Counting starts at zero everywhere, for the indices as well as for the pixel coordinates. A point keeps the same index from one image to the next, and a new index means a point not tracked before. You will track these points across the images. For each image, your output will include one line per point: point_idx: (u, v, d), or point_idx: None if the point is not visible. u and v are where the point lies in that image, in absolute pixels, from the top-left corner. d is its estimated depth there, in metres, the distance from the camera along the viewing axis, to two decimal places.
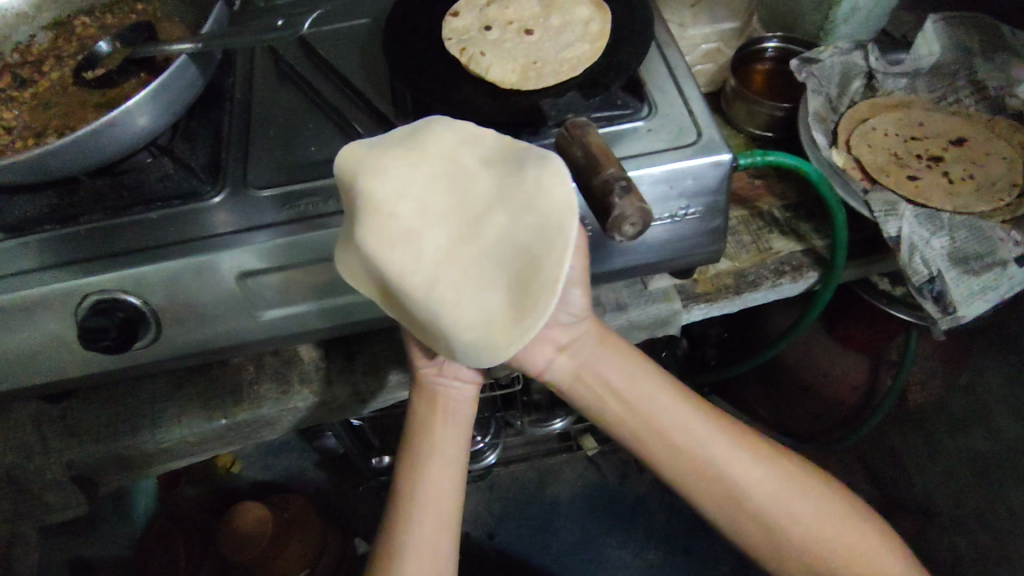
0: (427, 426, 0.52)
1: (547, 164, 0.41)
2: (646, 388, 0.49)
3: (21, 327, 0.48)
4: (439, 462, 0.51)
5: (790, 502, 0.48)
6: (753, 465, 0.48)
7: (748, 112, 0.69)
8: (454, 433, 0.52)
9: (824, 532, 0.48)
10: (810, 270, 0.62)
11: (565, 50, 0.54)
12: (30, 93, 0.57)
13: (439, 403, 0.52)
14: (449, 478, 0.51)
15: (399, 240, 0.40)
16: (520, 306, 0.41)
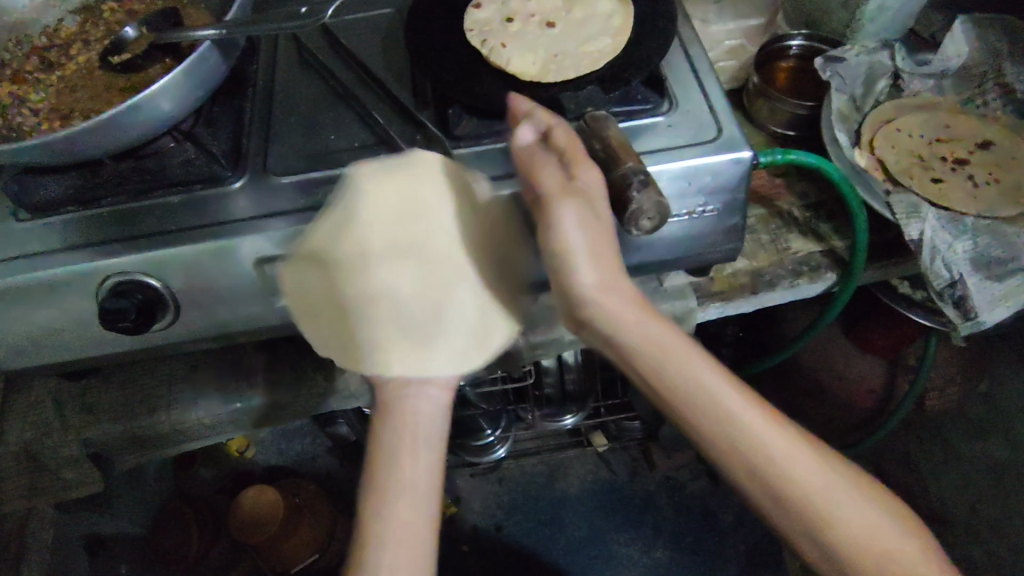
0: (394, 453, 0.46)
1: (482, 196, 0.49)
2: (665, 361, 0.43)
3: (46, 306, 0.49)
4: (408, 496, 0.45)
5: (819, 488, 0.41)
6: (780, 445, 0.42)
7: (770, 110, 0.68)
8: (425, 459, 0.46)
9: (881, 540, 0.40)
10: (828, 271, 0.61)
11: (586, 44, 0.54)
12: (57, 76, 0.58)
13: (406, 430, 0.47)
14: (420, 509, 0.45)
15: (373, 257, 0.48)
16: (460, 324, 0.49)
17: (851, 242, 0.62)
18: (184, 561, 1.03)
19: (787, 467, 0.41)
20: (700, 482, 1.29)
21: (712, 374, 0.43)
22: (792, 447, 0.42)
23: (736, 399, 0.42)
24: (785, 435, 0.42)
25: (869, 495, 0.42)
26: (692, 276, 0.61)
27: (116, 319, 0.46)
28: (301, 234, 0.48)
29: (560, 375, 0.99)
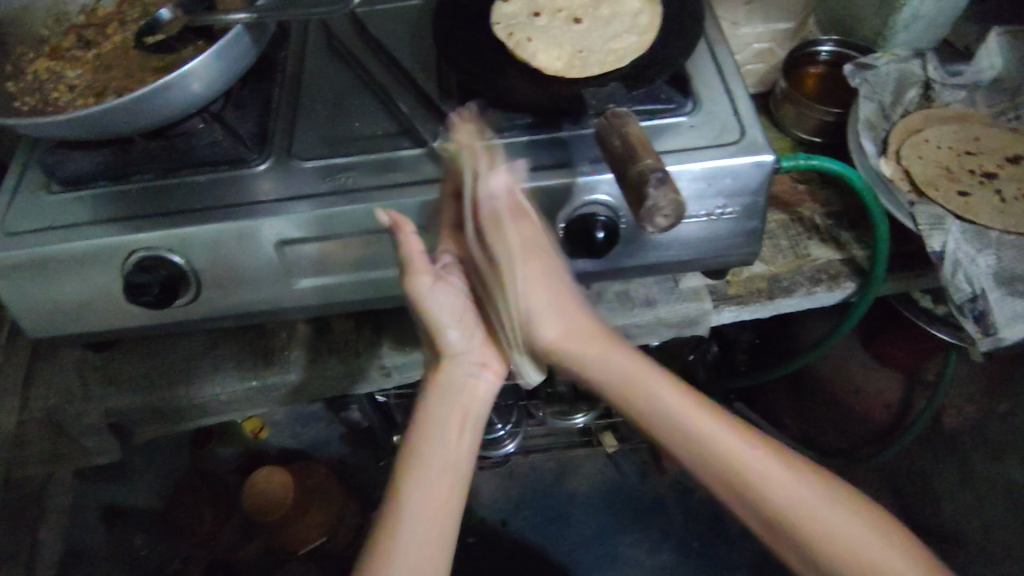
0: (441, 426, 0.48)
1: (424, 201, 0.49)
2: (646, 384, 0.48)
3: (74, 276, 0.51)
4: (446, 473, 0.46)
5: (815, 506, 0.43)
6: (770, 466, 0.45)
7: (796, 115, 0.68)
8: (469, 442, 0.48)
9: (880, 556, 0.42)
10: (848, 280, 0.60)
11: (613, 41, 0.53)
12: (94, 54, 0.59)
13: (460, 410, 0.49)
14: (452, 486, 0.46)
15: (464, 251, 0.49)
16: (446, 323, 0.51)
17: (872, 251, 0.62)
18: (195, 536, 1.06)
19: (783, 489, 0.44)
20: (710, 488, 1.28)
21: (682, 399, 0.47)
22: (784, 471, 0.44)
23: (713, 424, 0.46)
24: (778, 466, 0.44)
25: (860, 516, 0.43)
26: (708, 279, 0.60)
27: (138, 294, 0.48)
28: (319, 218, 0.49)
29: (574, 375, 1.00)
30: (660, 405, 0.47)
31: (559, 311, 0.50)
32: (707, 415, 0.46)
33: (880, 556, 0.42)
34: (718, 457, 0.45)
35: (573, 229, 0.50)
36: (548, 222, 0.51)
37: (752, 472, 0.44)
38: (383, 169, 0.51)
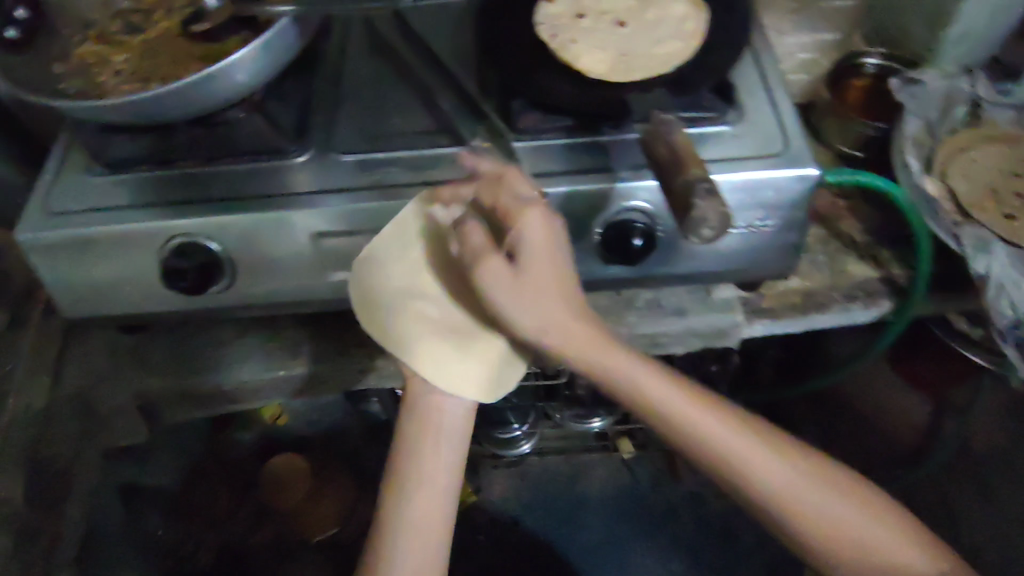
0: (415, 447, 0.49)
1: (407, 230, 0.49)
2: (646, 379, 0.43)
3: (113, 258, 0.52)
4: (424, 489, 0.48)
5: (814, 498, 0.42)
6: (770, 459, 0.42)
7: (839, 128, 0.67)
8: (445, 457, 0.49)
9: (877, 541, 0.42)
10: (883, 299, 0.59)
11: (658, 45, 0.53)
12: (141, 40, 0.60)
13: (429, 431, 0.49)
14: (434, 502, 0.48)
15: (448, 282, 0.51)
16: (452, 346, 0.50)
17: (911, 271, 0.60)
18: (213, 515, 1.10)
19: (784, 483, 0.42)
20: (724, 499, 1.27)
21: (681, 393, 0.43)
22: (784, 463, 0.42)
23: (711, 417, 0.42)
24: (778, 457, 0.42)
25: (856, 501, 0.43)
26: (741, 290, 0.60)
27: (175, 279, 0.50)
28: (357, 213, 0.50)
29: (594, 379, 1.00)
30: (651, 401, 0.42)
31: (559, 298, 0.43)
32: (699, 407, 0.43)
33: (876, 542, 0.42)
34: (720, 451, 0.42)
35: (611, 234, 0.49)
36: (585, 226, 0.50)
37: (752, 467, 0.42)
38: (422, 166, 0.52)
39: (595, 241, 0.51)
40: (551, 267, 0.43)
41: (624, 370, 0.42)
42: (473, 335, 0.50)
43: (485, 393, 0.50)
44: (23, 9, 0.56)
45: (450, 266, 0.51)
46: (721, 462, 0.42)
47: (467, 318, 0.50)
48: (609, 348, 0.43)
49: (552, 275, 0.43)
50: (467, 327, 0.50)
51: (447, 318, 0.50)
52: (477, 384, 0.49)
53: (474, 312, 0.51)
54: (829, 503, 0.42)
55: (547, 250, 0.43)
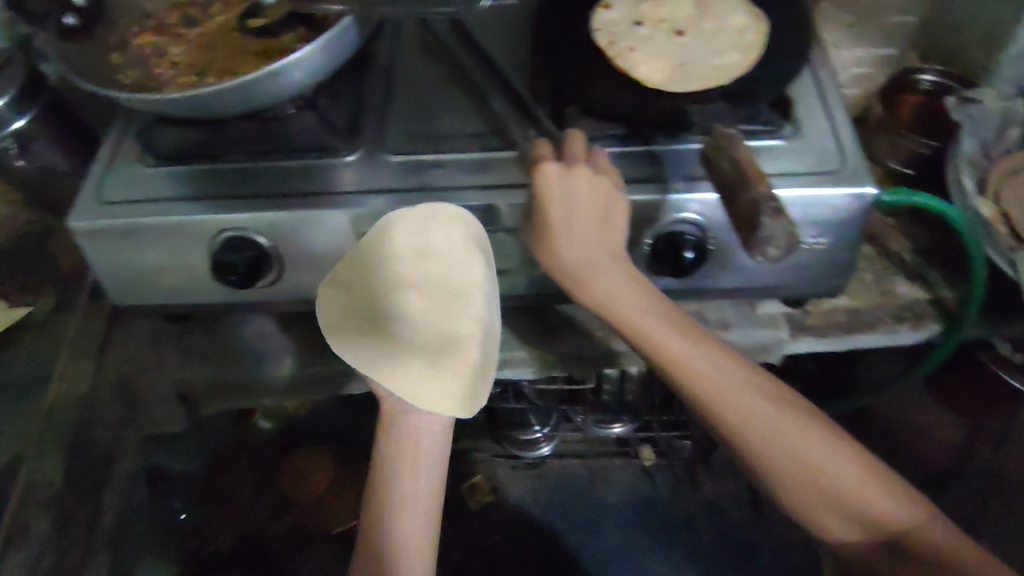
0: (396, 467, 0.52)
1: (396, 232, 0.49)
2: (643, 302, 0.46)
3: (164, 249, 0.53)
4: (407, 509, 0.51)
5: (781, 428, 0.45)
6: (743, 385, 0.46)
7: (890, 144, 0.66)
8: (425, 476, 0.52)
9: (835, 471, 0.45)
10: (933, 322, 0.58)
11: (715, 57, 0.53)
12: (197, 33, 0.60)
13: (407, 451, 0.52)
14: (418, 521, 0.51)
15: (430, 292, 0.50)
16: (430, 363, 0.50)
17: (961, 294, 0.59)
18: (235, 507, 1.09)
19: (754, 407, 0.45)
20: (744, 512, 1.25)
21: (666, 319, 0.46)
22: (756, 391, 0.46)
23: (692, 341, 0.46)
24: (750, 385, 0.46)
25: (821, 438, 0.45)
26: (786, 306, 0.59)
27: (226, 273, 0.50)
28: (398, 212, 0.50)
29: (620, 383, 0.99)
30: (640, 329, 0.45)
31: (586, 236, 0.45)
32: (681, 336, 0.46)
33: (834, 473, 0.44)
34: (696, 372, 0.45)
35: (660, 246, 0.49)
36: (634, 236, 0.50)
37: (725, 391, 0.45)
38: (472, 169, 0.52)
39: (643, 252, 0.50)
40: (560, 215, 0.44)
41: (617, 300, 0.45)
42: (445, 353, 0.50)
43: (460, 407, 0.51)
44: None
45: (418, 285, 0.50)
46: (697, 381, 0.45)
47: (438, 335, 0.50)
48: (611, 277, 0.46)
49: (558, 219, 0.45)
50: (437, 346, 0.50)
51: (418, 338, 0.51)
52: (451, 400, 0.50)
53: (443, 329, 0.50)
54: (790, 433, 0.45)
55: (558, 201, 0.44)
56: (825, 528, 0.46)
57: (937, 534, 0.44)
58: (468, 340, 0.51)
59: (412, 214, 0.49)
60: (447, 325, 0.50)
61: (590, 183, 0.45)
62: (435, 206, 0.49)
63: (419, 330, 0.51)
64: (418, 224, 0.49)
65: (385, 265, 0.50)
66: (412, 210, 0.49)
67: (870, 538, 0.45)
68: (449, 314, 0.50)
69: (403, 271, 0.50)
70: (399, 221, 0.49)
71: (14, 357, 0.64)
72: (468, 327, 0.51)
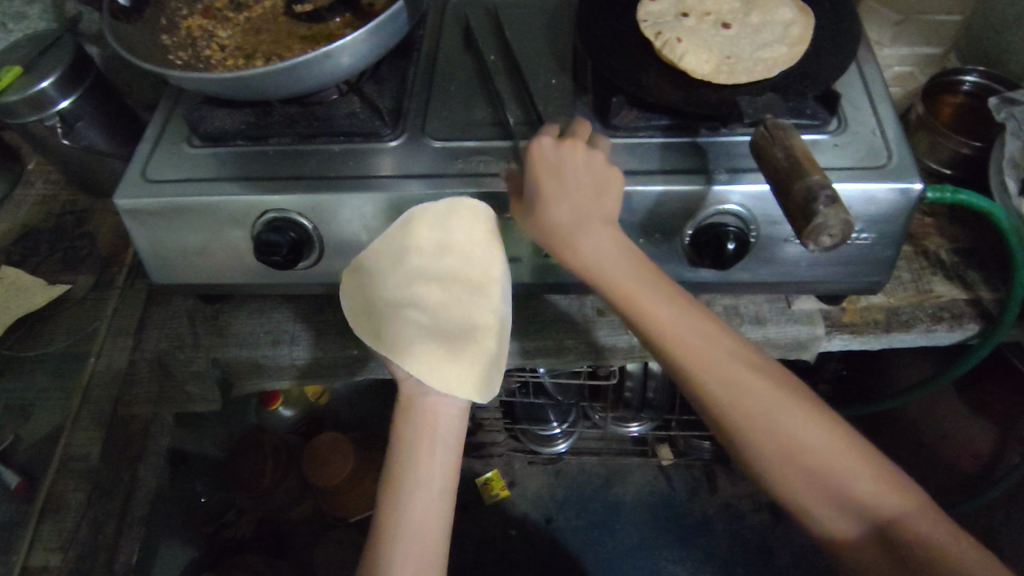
0: (412, 450, 0.50)
1: (420, 220, 0.50)
2: (636, 279, 0.45)
3: (211, 231, 0.54)
4: (423, 493, 0.49)
5: (771, 408, 0.43)
6: (734, 365, 0.44)
7: (930, 144, 0.66)
8: (440, 460, 0.50)
9: (824, 458, 0.43)
10: (971, 322, 0.58)
11: (762, 49, 0.52)
12: (244, 17, 0.61)
13: (425, 434, 0.51)
14: (434, 508, 0.49)
15: (447, 283, 0.51)
16: (448, 348, 0.51)
17: (1001, 295, 0.59)
18: (256, 490, 1.05)
19: (743, 387, 0.44)
20: (761, 515, 1.25)
21: (662, 295, 0.45)
22: (751, 375, 0.44)
23: (688, 317, 0.45)
24: (744, 363, 0.44)
25: (815, 423, 0.43)
26: (823, 303, 0.59)
27: (268, 253, 0.50)
28: (435, 196, 0.50)
29: (642, 382, 1.00)
30: (636, 301, 0.45)
31: (583, 207, 0.45)
32: (679, 312, 0.45)
33: (825, 459, 0.43)
34: (685, 344, 0.44)
35: (702, 237, 0.48)
36: (675, 227, 0.50)
37: (714, 368, 0.44)
38: (514, 157, 0.52)
39: (684, 243, 0.50)
40: (552, 184, 0.45)
41: (615, 272, 0.45)
42: (463, 340, 0.51)
43: (479, 392, 0.51)
44: None
45: (439, 278, 0.51)
46: (684, 357, 0.44)
47: (456, 325, 0.51)
48: (610, 252, 0.45)
49: (548, 187, 0.45)
50: (456, 334, 0.51)
51: (436, 325, 0.52)
52: (472, 382, 0.51)
53: (462, 318, 0.51)
54: (782, 411, 0.43)
55: (548, 171, 0.46)
56: (811, 513, 0.44)
57: (927, 526, 0.42)
58: (487, 329, 0.52)
59: (435, 209, 0.49)
60: (466, 314, 0.51)
61: (584, 156, 0.46)
62: (460, 199, 0.50)
63: (437, 318, 0.52)
64: (441, 216, 0.49)
65: (404, 258, 0.51)
66: (438, 203, 0.50)
67: (861, 529, 0.42)
68: (468, 306, 0.52)
69: (422, 262, 0.51)
70: (419, 215, 0.50)
71: (57, 331, 0.65)
72: (485, 318, 0.52)
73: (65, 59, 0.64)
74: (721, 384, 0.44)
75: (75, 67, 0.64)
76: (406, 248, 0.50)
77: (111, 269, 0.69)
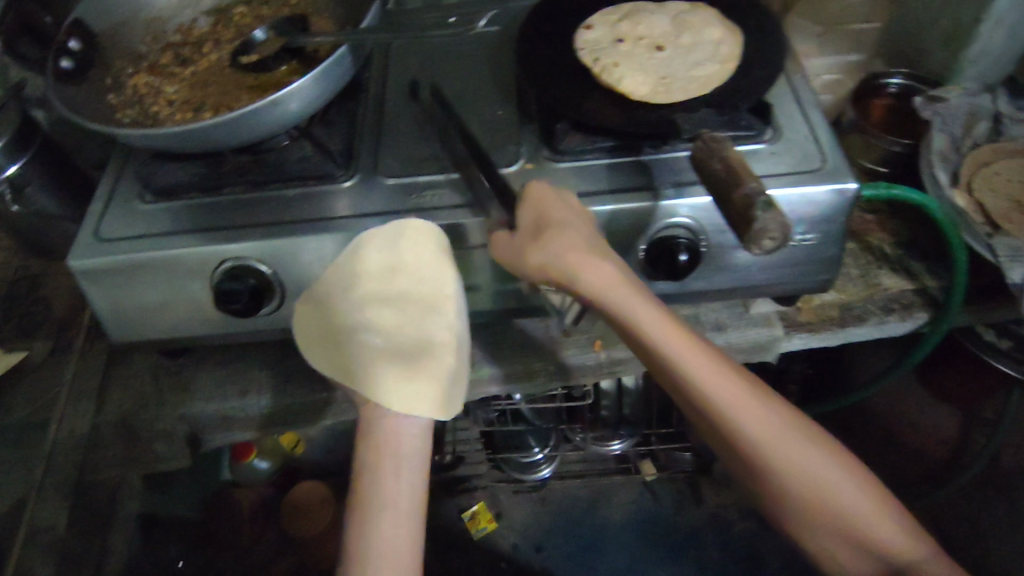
0: (375, 473, 0.48)
1: (368, 244, 0.50)
2: (673, 334, 0.45)
3: (169, 286, 0.53)
4: (390, 514, 0.47)
5: (804, 461, 0.46)
6: (769, 418, 0.46)
7: (863, 145, 0.69)
8: (406, 480, 0.49)
9: (853, 508, 0.46)
10: (921, 311, 0.60)
11: (695, 68, 0.55)
12: (191, 71, 0.62)
13: (387, 454, 0.49)
14: (403, 530, 0.48)
15: (399, 304, 0.51)
16: (406, 367, 0.50)
17: (945, 282, 0.61)
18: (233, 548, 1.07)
19: (779, 440, 0.46)
20: (748, 522, 1.25)
21: (697, 352, 0.46)
22: (784, 427, 0.46)
23: (724, 374, 0.46)
24: (777, 416, 0.47)
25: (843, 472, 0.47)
26: (778, 305, 0.60)
27: (229, 301, 0.50)
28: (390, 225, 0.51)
29: (617, 399, 1.01)
30: (670, 356, 0.45)
31: (590, 236, 0.46)
32: (716, 373, 0.46)
33: (853, 508, 0.46)
34: (726, 399, 0.46)
35: (655, 251, 0.50)
36: (627, 243, 0.51)
37: (751, 421, 0.46)
38: (467, 188, 0.53)
39: (638, 258, 0.52)
40: (558, 214, 0.45)
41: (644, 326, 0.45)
42: (420, 358, 0.50)
43: (441, 409, 0.50)
44: (76, 40, 0.56)
45: (390, 300, 0.51)
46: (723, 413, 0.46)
47: (413, 343, 0.51)
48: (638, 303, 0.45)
49: (556, 215, 0.45)
50: (412, 353, 0.50)
51: (390, 345, 0.51)
52: (434, 399, 0.50)
53: (418, 336, 0.51)
54: (818, 464, 0.46)
55: (550, 202, 0.46)
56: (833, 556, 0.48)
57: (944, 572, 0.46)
58: (444, 346, 0.51)
59: (382, 231, 0.50)
60: (422, 331, 0.51)
61: (571, 197, 0.48)
62: (407, 219, 0.50)
63: (391, 339, 0.51)
64: (389, 238, 0.50)
65: (354, 281, 0.50)
66: (389, 224, 0.50)
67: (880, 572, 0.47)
68: (422, 323, 0.51)
69: (373, 285, 0.51)
70: (369, 239, 0.50)
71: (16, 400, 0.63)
72: (442, 334, 0.51)
73: (10, 125, 0.63)
74: (760, 438, 0.46)
75: (21, 132, 0.64)
76: (354, 270, 0.50)
77: (69, 333, 0.68)
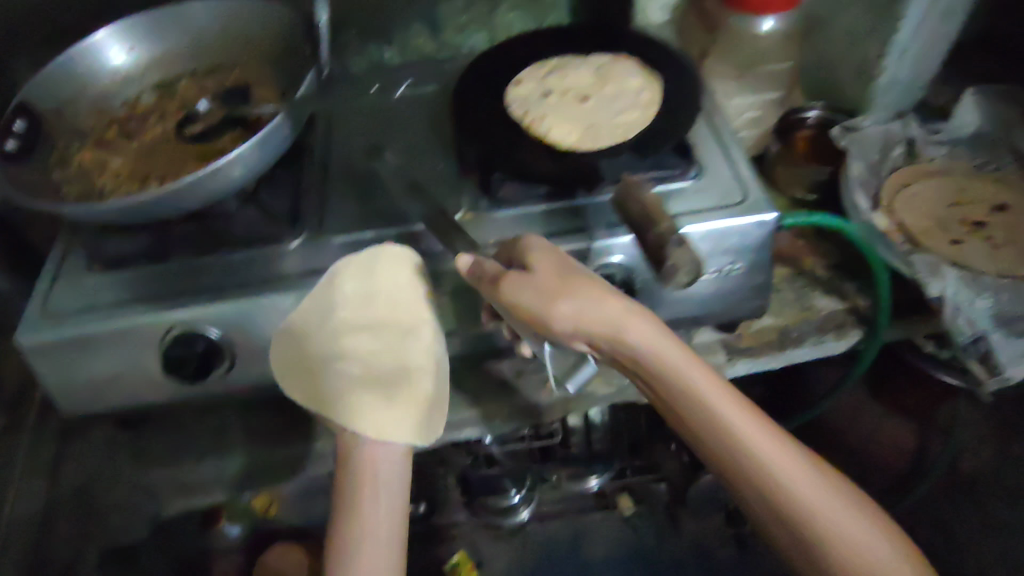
0: (355, 499, 0.51)
1: (349, 269, 0.52)
2: (714, 389, 0.49)
3: (117, 357, 0.53)
4: (371, 540, 0.50)
5: (838, 514, 0.48)
6: (802, 472, 0.49)
7: (791, 175, 0.74)
8: (384, 506, 0.52)
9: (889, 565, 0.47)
10: (853, 329, 0.63)
11: (620, 115, 0.59)
12: (137, 143, 0.64)
13: (365, 481, 0.51)
14: (382, 557, 0.50)
15: (379, 329, 0.53)
16: (386, 394, 0.52)
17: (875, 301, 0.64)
18: None
19: (811, 491, 0.48)
20: (729, 549, 1.25)
21: (734, 409, 0.49)
22: (815, 480, 0.49)
23: (756, 427, 0.49)
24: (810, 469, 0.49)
25: (873, 526, 0.49)
26: (720, 332, 0.63)
27: None
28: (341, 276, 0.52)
29: (586, 436, 1.03)
30: (711, 409, 0.48)
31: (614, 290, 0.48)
32: (750, 420, 0.49)
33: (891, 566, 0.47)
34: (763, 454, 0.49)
35: None
36: None
37: (786, 473, 0.48)
38: (410, 241, 0.56)
39: None
40: (579, 268, 0.48)
41: (677, 367, 0.47)
42: (397, 384, 0.52)
43: (420, 435, 0.52)
44: (21, 120, 0.59)
45: (369, 326, 0.53)
46: (761, 466, 0.48)
47: (389, 369, 0.53)
48: (677, 353, 0.47)
49: (579, 270, 0.47)
50: (388, 380, 0.53)
51: (368, 371, 0.53)
52: (416, 424, 0.52)
53: (394, 362, 0.53)
54: (852, 518, 0.48)
55: (561, 258, 0.48)
56: None
57: None
58: (421, 372, 0.53)
59: (356, 260, 0.52)
60: (399, 358, 0.53)
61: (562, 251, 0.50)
62: (385, 246, 0.53)
63: (371, 365, 0.53)
64: (365, 266, 0.52)
65: (331, 311, 0.52)
66: (370, 250, 0.53)
67: None
68: (399, 349, 0.53)
69: (349, 315, 0.53)
70: (344, 268, 0.52)
71: None
72: (418, 360, 0.53)
73: None
74: (795, 491, 0.48)
75: None
76: (327, 300, 0.52)
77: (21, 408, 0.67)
